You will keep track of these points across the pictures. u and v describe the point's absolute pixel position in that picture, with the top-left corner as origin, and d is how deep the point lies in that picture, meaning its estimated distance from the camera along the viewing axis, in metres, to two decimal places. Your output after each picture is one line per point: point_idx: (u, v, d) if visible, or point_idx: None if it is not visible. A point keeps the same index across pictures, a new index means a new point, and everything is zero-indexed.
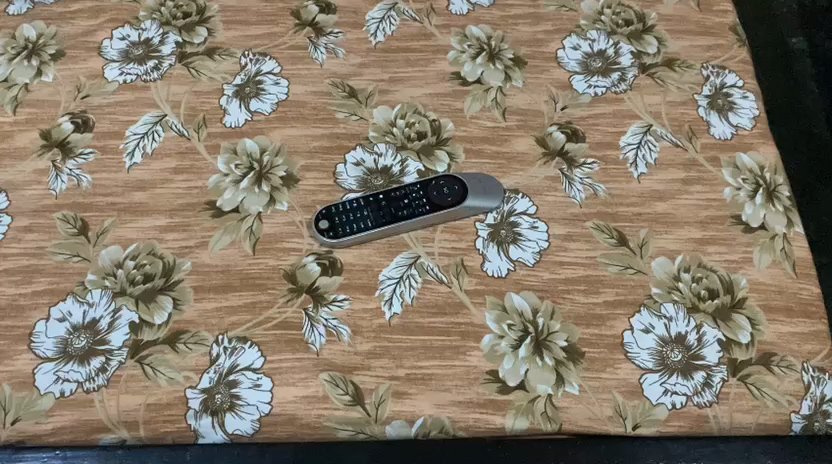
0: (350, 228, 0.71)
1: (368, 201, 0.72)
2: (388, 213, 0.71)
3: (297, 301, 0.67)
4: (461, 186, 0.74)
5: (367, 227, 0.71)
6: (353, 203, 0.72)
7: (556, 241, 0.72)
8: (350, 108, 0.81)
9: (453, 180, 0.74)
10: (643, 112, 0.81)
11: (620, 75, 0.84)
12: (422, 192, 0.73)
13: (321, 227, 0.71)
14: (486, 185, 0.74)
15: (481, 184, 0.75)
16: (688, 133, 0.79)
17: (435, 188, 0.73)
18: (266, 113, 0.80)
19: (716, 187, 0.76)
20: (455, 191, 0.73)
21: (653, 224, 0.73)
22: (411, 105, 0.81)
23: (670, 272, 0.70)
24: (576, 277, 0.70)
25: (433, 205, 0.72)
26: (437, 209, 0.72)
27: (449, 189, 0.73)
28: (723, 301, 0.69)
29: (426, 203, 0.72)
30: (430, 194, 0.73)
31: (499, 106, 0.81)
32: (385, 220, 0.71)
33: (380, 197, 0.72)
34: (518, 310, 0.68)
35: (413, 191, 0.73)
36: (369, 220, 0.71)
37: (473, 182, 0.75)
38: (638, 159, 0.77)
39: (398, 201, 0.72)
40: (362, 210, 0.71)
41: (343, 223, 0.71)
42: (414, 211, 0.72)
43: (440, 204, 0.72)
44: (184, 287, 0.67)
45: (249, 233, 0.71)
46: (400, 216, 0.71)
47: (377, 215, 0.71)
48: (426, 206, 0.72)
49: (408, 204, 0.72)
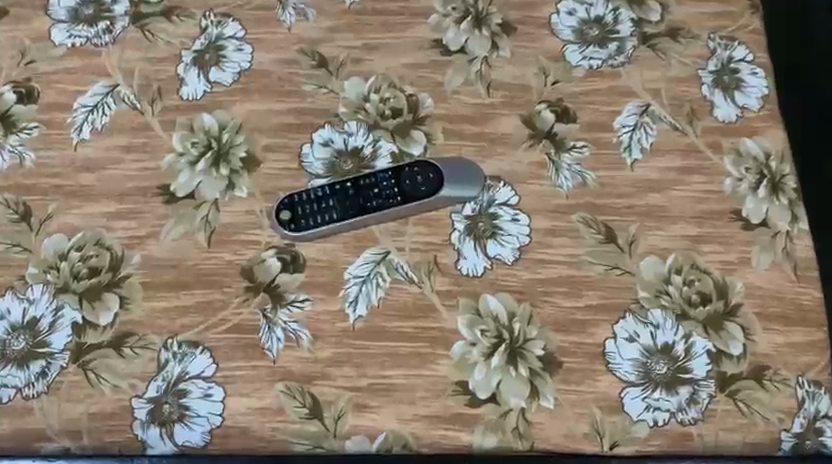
0: (314, 221, 0.65)
1: (334, 190, 0.66)
2: (357, 205, 0.66)
3: (254, 301, 0.62)
4: (438, 173, 0.68)
5: (332, 220, 0.65)
6: (319, 192, 0.66)
7: (538, 236, 0.67)
8: (319, 79, 0.73)
9: (428, 166, 0.68)
10: (641, 89, 0.74)
11: (618, 46, 0.76)
12: (394, 181, 0.67)
13: (282, 219, 0.65)
14: (465, 174, 0.68)
15: (459, 170, 0.69)
16: (689, 115, 0.72)
17: (409, 175, 0.67)
18: (227, 85, 0.73)
19: (715, 177, 0.69)
20: (430, 180, 0.67)
21: (645, 218, 0.67)
22: (386, 76, 0.74)
23: (660, 273, 0.65)
24: (558, 278, 0.65)
25: (406, 196, 0.66)
26: (410, 201, 0.66)
27: (423, 177, 0.67)
28: (716, 308, 0.64)
29: (398, 193, 0.67)
30: (403, 183, 0.67)
31: (483, 80, 0.74)
32: (353, 212, 0.66)
33: (348, 186, 0.66)
34: (493, 314, 0.63)
35: (384, 178, 0.67)
36: (335, 212, 0.65)
37: (451, 168, 0.68)
38: (632, 144, 0.71)
39: (367, 190, 0.66)
40: (328, 201, 0.66)
41: (307, 215, 0.65)
42: (385, 203, 0.66)
43: (413, 194, 0.67)
44: (132, 283, 0.62)
45: (204, 223, 0.66)
46: (369, 208, 0.66)
47: (343, 206, 0.66)
48: (397, 197, 0.66)
49: (378, 195, 0.66)
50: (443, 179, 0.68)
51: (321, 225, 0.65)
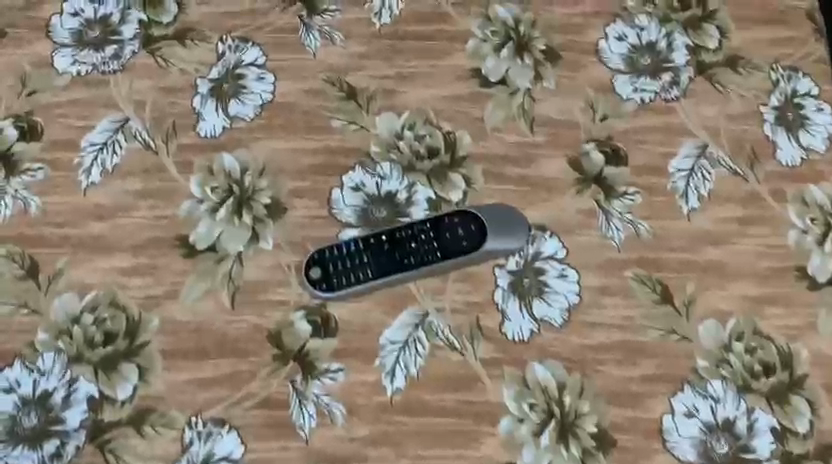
0: (347, 279, 0.60)
1: (368, 245, 0.61)
2: (393, 261, 0.60)
3: (284, 372, 0.57)
4: (480, 224, 0.62)
5: (367, 279, 0.60)
6: (352, 246, 0.61)
7: (589, 295, 0.62)
8: (348, 114, 0.67)
9: (469, 217, 0.62)
10: (698, 127, 0.68)
11: (672, 77, 0.70)
12: (433, 234, 0.61)
13: (312, 277, 0.60)
14: (509, 225, 0.63)
15: (503, 220, 0.63)
16: (750, 158, 0.67)
17: (448, 228, 0.62)
18: (248, 119, 0.67)
19: (779, 230, 0.64)
20: (471, 233, 0.62)
21: (703, 275, 0.62)
22: (421, 111, 0.68)
23: (720, 340, 0.60)
24: (610, 343, 0.60)
25: (446, 251, 0.61)
26: (450, 257, 0.61)
27: (464, 230, 0.62)
28: (780, 379, 0.59)
29: (437, 248, 0.61)
30: (442, 236, 0.61)
31: (526, 116, 0.68)
32: (389, 270, 0.60)
33: (383, 240, 0.61)
34: (541, 386, 0.59)
35: (422, 231, 0.61)
36: (370, 270, 0.60)
37: (494, 218, 0.63)
38: (689, 190, 0.65)
39: (404, 245, 0.61)
40: (361, 257, 0.60)
41: (339, 273, 0.60)
42: (423, 260, 0.61)
43: (454, 250, 0.61)
44: (151, 352, 0.58)
45: (227, 280, 0.60)
46: (406, 265, 0.60)
47: (378, 263, 0.60)
48: (437, 252, 0.61)
49: (416, 250, 0.61)
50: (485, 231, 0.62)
51: (354, 284, 0.60)
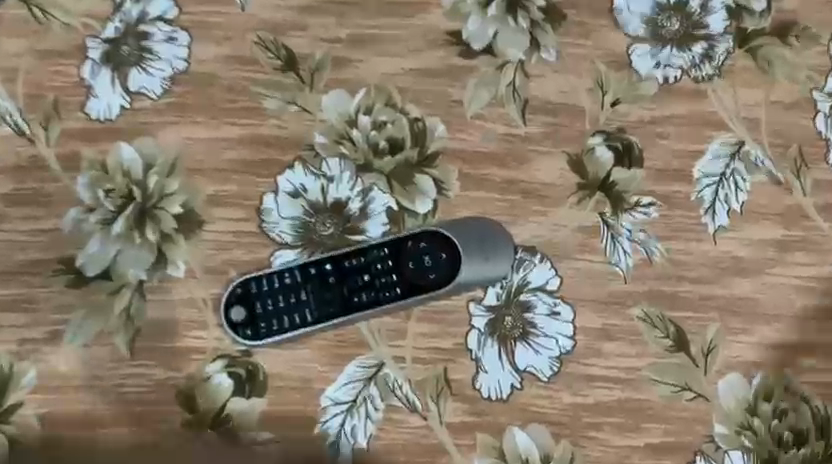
0: (279, 324, 0.47)
1: (309, 278, 0.47)
2: (340, 300, 0.47)
3: (197, 442, 0.46)
4: (452, 250, 0.48)
5: (306, 323, 0.47)
6: (287, 279, 0.47)
7: (587, 339, 0.49)
8: (286, 90, 0.51)
9: (439, 240, 0.48)
10: (733, 119, 0.53)
11: (706, 49, 0.54)
12: (392, 263, 0.48)
13: (234, 319, 0.47)
14: (490, 249, 0.49)
15: (483, 243, 0.49)
16: (796, 161, 0.53)
17: (412, 255, 0.48)
18: (154, 97, 0.51)
19: (825, 258, 0.51)
20: (441, 262, 0.48)
21: (729, 316, 0.50)
22: (382, 88, 0.52)
23: (744, 400, 0.49)
24: (610, 403, 0.48)
25: (409, 285, 0.48)
26: (414, 294, 0.48)
27: (432, 257, 0.48)
28: (812, 450, 0.49)
29: (397, 282, 0.48)
30: (404, 267, 0.48)
31: (517, 98, 0.52)
32: (334, 311, 0.47)
33: (327, 271, 0.47)
34: (522, 458, 0.47)
35: (378, 259, 0.48)
36: (309, 311, 0.47)
37: (473, 241, 0.49)
38: (718, 203, 0.52)
39: (355, 277, 0.47)
40: (299, 293, 0.47)
41: (270, 316, 0.47)
42: (379, 297, 0.47)
43: (419, 284, 0.48)
44: (27, 417, 0.45)
45: (124, 318, 0.47)
46: (357, 304, 0.47)
47: (321, 302, 0.47)
48: (396, 287, 0.48)
49: (370, 285, 0.47)
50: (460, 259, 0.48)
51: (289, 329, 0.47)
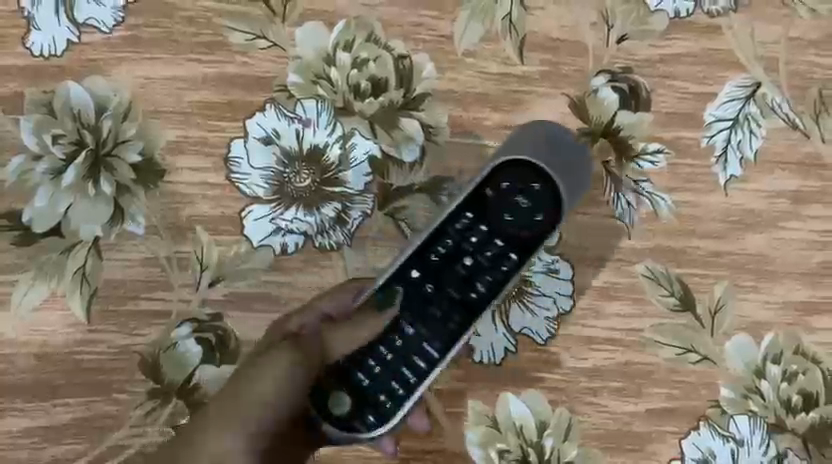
0: (406, 379, 0.40)
1: (407, 299, 0.41)
2: (456, 307, 0.41)
3: (163, 415, 0.42)
4: (540, 175, 0.42)
5: (438, 356, 0.40)
6: (375, 319, 0.40)
7: (586, 299, 0.45)
8: (255, 23, 0.46)
9: (519, 173, 0.42)
10: (750, 57, 0.48)
11: None
12: (485, 226, 0.42)
13: (370, 422, 0.39)
14: (539, 143, 0.44)
15: (553, 146, 0.44)
16: (815, 104, 0.48)
17: (505, 205, 0.42)
18: (105, 30, 0.45)
19: None
20: (531, 198, 0.42)
21: (738, 274, 0.47)
22: (363, 21, 0.46)
23: (751, 362, 0.46)
24: (609, 367, 0.45)
25: (514, 242, 0.42)
26: (529, 246, 0.42)
27: (521, 191, 0.42)
28: (823, 416, 0.45)
29: (507, 247, 0.42)
30: (496, 220, 0.42)
31: (514, 33, 0.47)
32: (461, 321, 0.41)
33: (424, 287, 0.41)
34: (516, 426, 0.44)
35: (465, 232, 0.41)
36: (435, 345, 0.40)
37: (549, 150, 0.43)
38: (730, 151, 0.47)
39: (452, 271, 0.41)
40: (403, 330, 0.40)
41: (387, 370, 0.40)
42: (498, 275, 0.41)
43: (530, 230, 0.42)
44: None
45: (79, 280, 0.43)
46: (479, 298, 0.41)
47: (435, 328, 0.41)
48: (508, 254, 0.42)
49: (486, 263, 0.41)
50: (554, 177, 0.42)
51: (428, 366, 0.40)
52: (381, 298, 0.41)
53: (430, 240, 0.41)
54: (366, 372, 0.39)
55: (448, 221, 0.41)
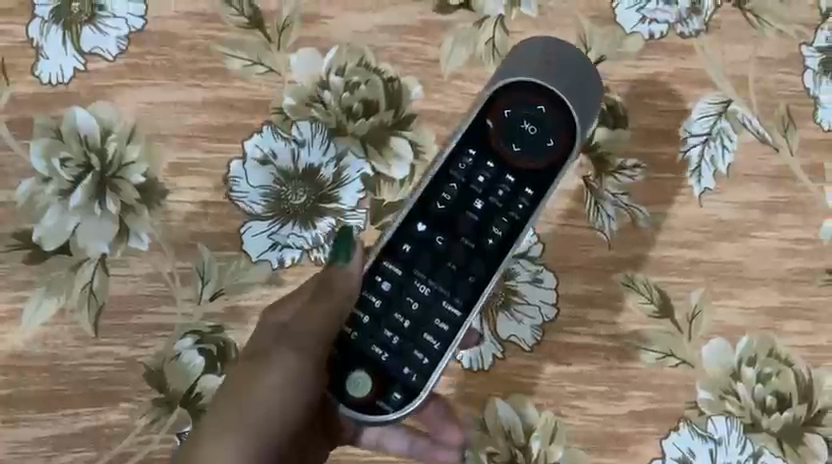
0: (430, 346, 0.39)
1: (420, 251, 0.40)
2: (473, 256, 0.40)
3: (168, 423, 0.44)
4: (546, 94, 0.41)
5: (461, 314, 0.40)
6: (384, 286, 0.40)
7: (569, 306, 0.48)
8: (252, 49, 0.48)
9: (522, 94, 0.41)
10: (721, 76, 0.51)
11: (693, 2, 0.52)
12: (493, 161, 0.41)
13: (396, 400, 0.39)
14: (553, 61, 0.43)
15: (555, 65, 0.43)
16: (783, 119, 0.51)
17: (512, 136, 0.41)
18: (110, 58, 0.48)
19: (812, 219, 0.50)
20: (538, 120, 0.41)
21: (713, 281, 0.49)
22: (354, 46, 0.49)
23: (727, 365, 0.48)
24: (592, 372, 0.47)
25: (526, 173, 0.41)
26: (543, 173, 0.41)
27: (528, 115, 0.41)
28: (795, 414, 0.48)
29: (521, 181, 0.41)
30: (506, 151, 0.41)
31: (497, 55, 0.50)
32: (480, 272, 0.40)
33: (437, 241, 0.40)
34: (505, 429, 0.47)
35: (472, 171, 0.41)
36: (457, 303, 0.40)
37: (554, 69, 0.42)
38: (703, 164, 0.50)
39: (463, 217, 0.40)
40: (419, 292, 0.40)
41: (407, 339, 0.39)
42: (513, 211, 0.40)
43: (543, 158, 0.41)
44: None
45: (87, 295, 0.45)
46: (496, 243, 0.40)
47: (452, 288, 0.40)
48: (525, 192, 0.41)
49: (498, 202, 0.40)
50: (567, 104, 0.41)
51: (449, 329, 0.40)
52: (389, 264, 0.40)
53: (435, 189, 0.40)
54: (385, 349, 0.39)
55: (452, 163, 0.41)
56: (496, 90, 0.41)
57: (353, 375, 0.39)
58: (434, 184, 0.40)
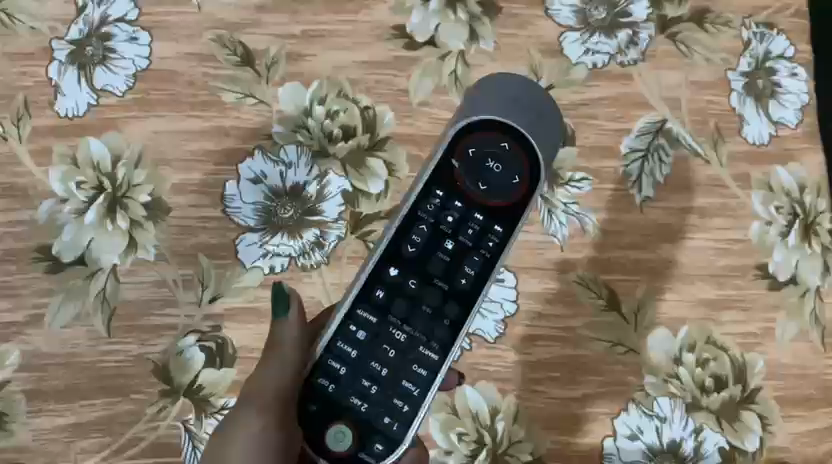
0: (409, 392, 0.38)
1: (392, 297, 0.38)
2: (447, 299, 0.39)
3: (173, 411, 0.49)
4: (510, 132, 0.40)
5: (438, 358, 0.38)
6: (359, 334, 0.38)
7: (528, 302, 0.54)
8: (245, 84, 0.55)
9: (487, 135, 0.40)
10: (657, 99, 0.58)
11: (630, 35, 0.59)
12: (460, 200, 0.39)
13: (378, 452, 0.37)
14: (508, 95, 0.41)
15: (523, 103, 0.41)
16: (713, 134, 0.58)
17: (477, 175, 0.39)
18: (119, 93, 0.54)
19: (741, 221, 0.57)
20: (503, 156, 0.40)
21: (656, 278, 0.55)
22: (334, 80, 0.56)
23: (670, 351, 0.54)
24: (549, 359, 0.53)
25: (493, 211, 0.40)
26: (512, 213, 0.40)
27: (492, 153, 0.40)
28: (732, 394, 0.54)
29: (490, 219, 0.39)
30: (474, 192, 0.39)
31: (460, 85, 0.57)
32: (454, 314, 0.39)
33: (409, 284, 0.39)
34: (472, 412, 0.52)
35: (441, 211, 0.39)
36: (434, 348, 0.38)
37: (523, 111, 0.41)
38: (644, 175, 0.57)
39: (433, 259, 0.39)
40: (395, 339, 0.38)
41: (385, 388, 0.38)
42: (485, 252, 0.39)
43: (509, 193, 0.40)
44: (12, 394, 0.49)
45: (101, 300, 0.51)
46: (469, 284, 0.39)
47: (427, 333, 0.38)
48: (491, 235, 0.39)
49: (469, 242, 0.39)
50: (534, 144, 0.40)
51: (427, 375, 0.38)
52: (359, 317, 0.38)
53: (406, 229, 0.39)
54: (361, 398, 0.37)
55: (420, 202, 0.39)
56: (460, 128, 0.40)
57: (332, 429, 0.37)
58: (400, 228, 0.39)
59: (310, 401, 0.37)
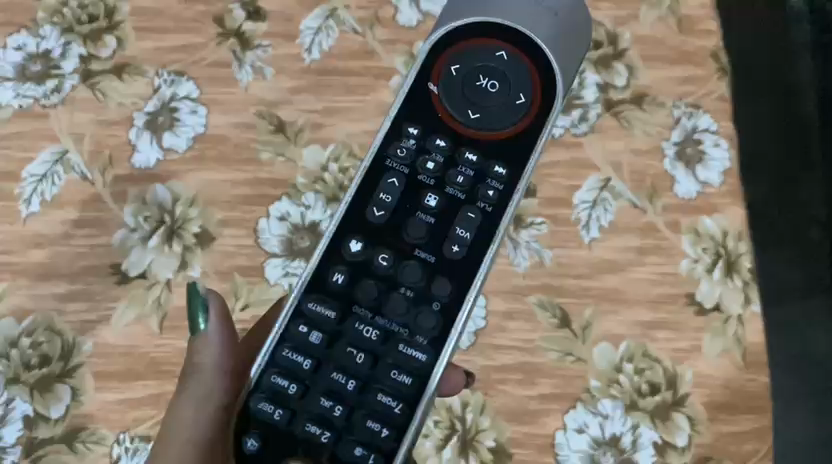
0: (390, 410, 0.38)
1: (356, 282, 0.40)
2: (434, 279, 0.39)
3: None
4: (505, 40, 0.42)
5: (424, 359, 0.39)
6: (315, 338, 0.39)
7: (495, 319, 0.67)
8: (277, 146, 0.72)
9: (475, 45, 0.42)
10: (602, 162, 0.73)
11: (582, 114, 0.74)
12: (445, 139, 0.41)
13: None
14: None
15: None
16: (649, 191, 0.72)
17: (468, 99, 0.41)
18: (181, 151, 0.71)
19: (672, 258, 0.69)
20: (497, 68, 0.42)
21: (600, 301, 0.68)
22: (346, 145, 0.72)
23: (613, 362, 0.66)
24: (511, 364, 0.66)
25: (499, 157, 0.41)
26: (508, 148, 0.41)
27: (484, 71, 0.42)
28: (664, 398, 0.65)
29: (484, 161, 0.40)
30: (461, 122, 0.41)
31: None
32: (446, 296, 0.39)
33: (379, 262, 0.40)
34: (446, 404, 0.65)
35: (419, 159, 0.41)
36: (421, 344, 0.39)
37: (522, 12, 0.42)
38: (591, 221, 0.71)
39: (409, 228, 0.40)
40: (365, 338, 0.39)
41: (355, 411, 0.38)
42: (479, 214, 0.40)
43: (501, 126, 0.41)
44: (83, 373, 0.64)
45: (156, 305, 0.65)
46: (460, 257, 0.40)
47: (411, 326, 0.39)
48: (473, 211, 0.40)
49: (462, 196, 0.40)
50: (539, 42, 0.42)
51: (405, 390, 0.38)
52: (312, 318, 0.39)
53: (373, 194, 0.40)
54: (319, 423, 0.38)
55: (391, 147, 0.41)
56: (440, 44, 0.42)
57: None
58: (361, 210, 0.41)
59: (249, 435, 0.38)
